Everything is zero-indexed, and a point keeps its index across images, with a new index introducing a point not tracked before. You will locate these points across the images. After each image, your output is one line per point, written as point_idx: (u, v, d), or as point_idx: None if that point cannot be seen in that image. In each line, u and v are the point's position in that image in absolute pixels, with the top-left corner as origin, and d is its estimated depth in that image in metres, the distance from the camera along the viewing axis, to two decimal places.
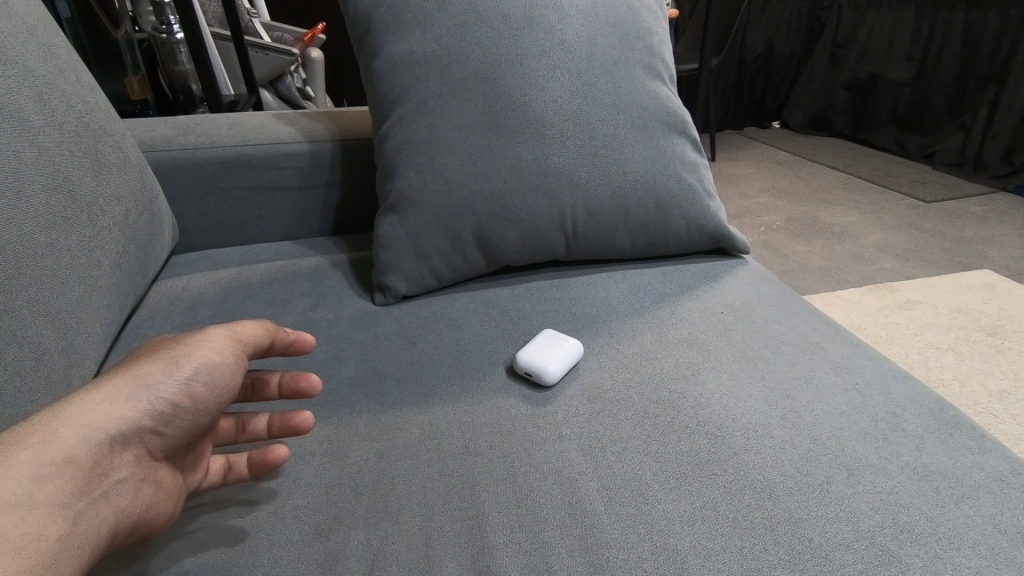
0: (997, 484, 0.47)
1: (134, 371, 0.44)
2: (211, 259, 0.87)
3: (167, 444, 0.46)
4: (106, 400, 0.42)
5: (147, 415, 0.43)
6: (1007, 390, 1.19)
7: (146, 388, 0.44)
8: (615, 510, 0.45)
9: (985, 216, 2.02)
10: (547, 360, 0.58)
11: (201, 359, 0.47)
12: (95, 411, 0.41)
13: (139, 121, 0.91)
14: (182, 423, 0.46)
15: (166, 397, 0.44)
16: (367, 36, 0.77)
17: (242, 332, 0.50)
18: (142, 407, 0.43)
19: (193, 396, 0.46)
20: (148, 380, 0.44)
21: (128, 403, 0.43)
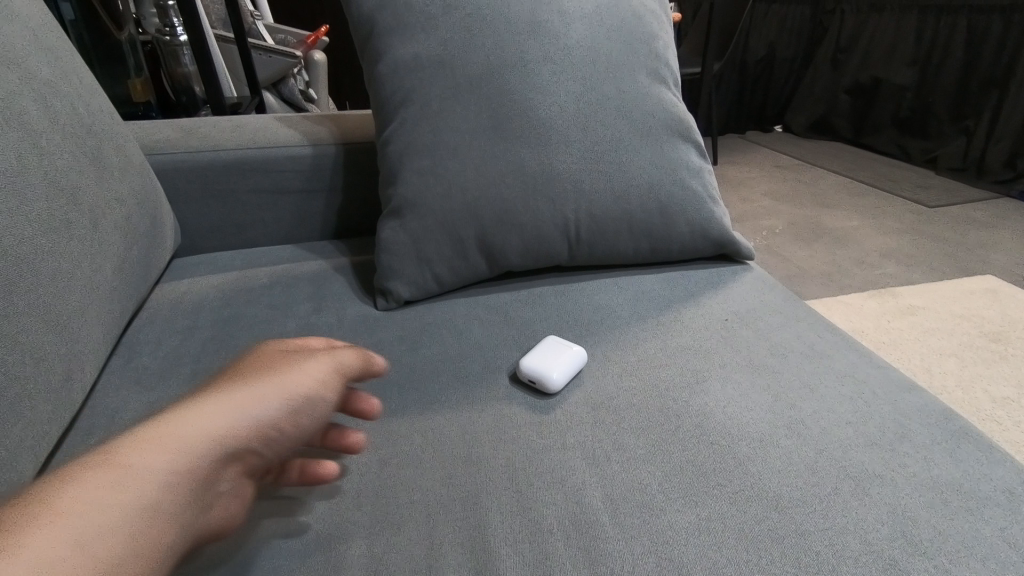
0: (1005, 497, 0.47)
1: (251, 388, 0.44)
2: (213, 262, 0.87)
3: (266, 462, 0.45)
4: (225, 417, 0.41)
5: (258, 435, 0.43)
6: (1010, 397, 1.19)
7: (266, 402, 0.43)
8: (619, 521, 0.45)
9: (987, 221, 2.02)
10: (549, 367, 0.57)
11: (314, 379, 0.46)
12: (219, 420, 0.41)
13: (141, 123, 0.91)
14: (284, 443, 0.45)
15: (280, 413, 0.44)
16: (371, 40, 0.77)
17: (349, 357, 0.50)
18: (256, 427, 0.43)
19: (302, 416, 0.46)
20: (267, 393, 0.44)
21: (244, 421, 0.42)
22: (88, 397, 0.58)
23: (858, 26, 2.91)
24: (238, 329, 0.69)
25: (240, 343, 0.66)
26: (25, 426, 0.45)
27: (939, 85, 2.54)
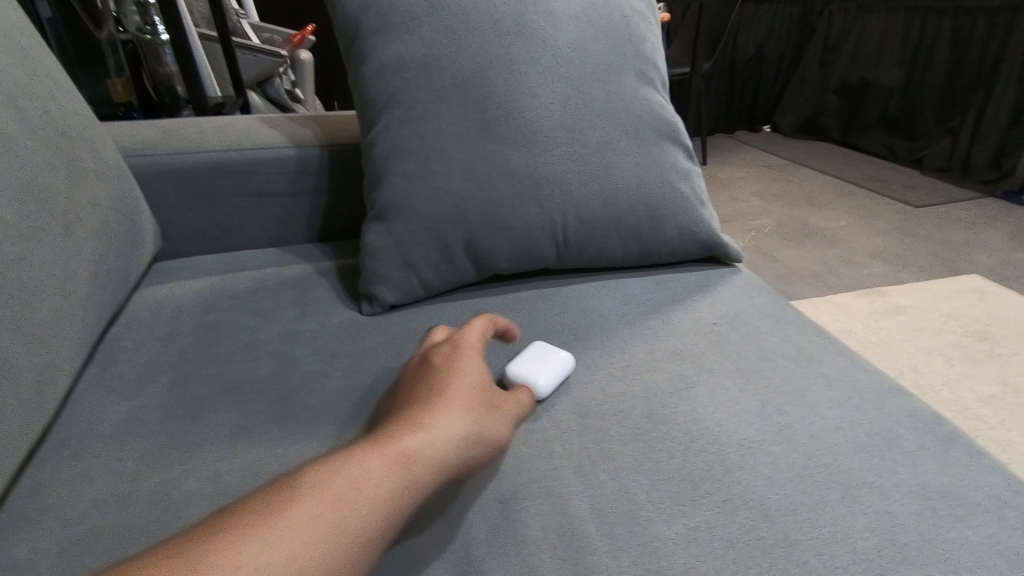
0: (994, 503, 0.46)
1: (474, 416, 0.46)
2: (194, 266, 0.85)
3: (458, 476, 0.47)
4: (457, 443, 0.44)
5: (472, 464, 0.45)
6: (997, 396, 1.19)
7: (488, 432, 0.46)
8: (606, 531, 0.44)
9: (972, 221, 2.04)
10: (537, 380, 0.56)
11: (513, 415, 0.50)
12: (458, 446, 0.44)
13: (121, 125, 0.89)
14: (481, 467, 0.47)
15: (495, 446, 0.47)
16: (355, 41, 0.76)
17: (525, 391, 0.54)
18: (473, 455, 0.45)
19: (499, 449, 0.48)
20: (487, 422, 0.46)
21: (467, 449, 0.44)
22: (63, 408, 0.57)
23: (846, 27, 2.93)
24: (220, 335, 0.67)
25: (222, 350, 0.65)
26: None
27: (926, 86, 2.56)
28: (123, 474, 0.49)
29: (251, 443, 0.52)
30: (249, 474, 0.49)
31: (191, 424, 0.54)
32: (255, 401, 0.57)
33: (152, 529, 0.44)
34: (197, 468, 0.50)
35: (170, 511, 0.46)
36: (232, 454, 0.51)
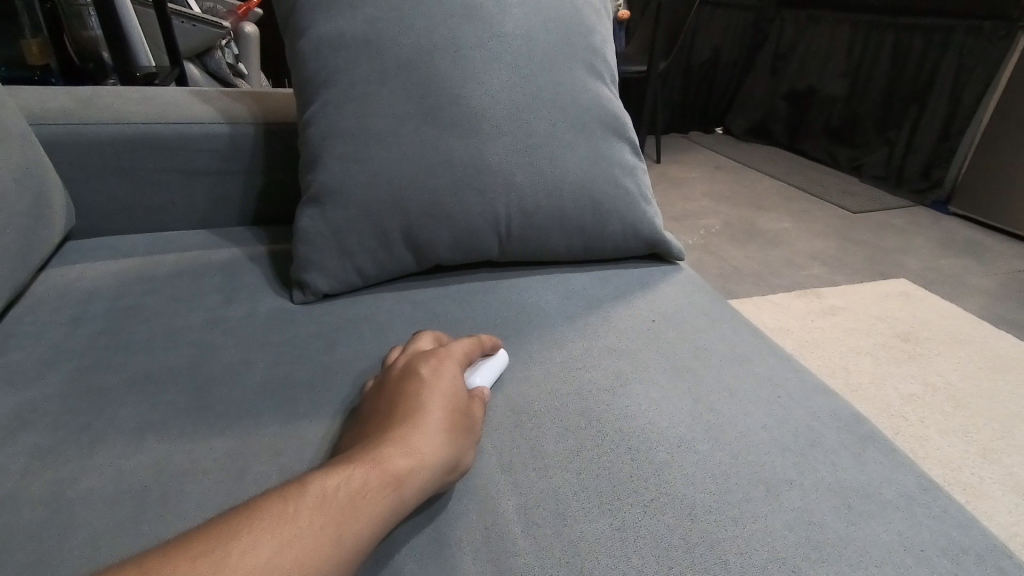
0: (905, 500, 0.48)
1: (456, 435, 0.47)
2: (112, 246, 0.79)
3: None
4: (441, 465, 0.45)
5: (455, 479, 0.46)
6: (917, 394, 1.26)
7: (470, 448, 0.47)
8: (531, 531, 0.43)
9: (903, 228, 2.14)
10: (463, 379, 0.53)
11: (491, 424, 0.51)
12: (443, 465, 0.45)
13: (31, 90, 0.82)
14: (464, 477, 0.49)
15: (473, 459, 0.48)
16: (293, 13, 0.72)
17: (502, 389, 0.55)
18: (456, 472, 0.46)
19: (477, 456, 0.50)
20: (468, 439, 0.48)
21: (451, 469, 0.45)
22: None
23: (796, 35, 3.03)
24: (135, 321, 0.63)
25: (135, 338, 0.60)
26: None
27: (866, 97, 2.68)
28: (11, 472, 0.45)
29: (160, 439, 0.49)
30: (155, 472, 0.46)
31: (94, 417, 0.50)
32: (168, 392, 0.54)
33: (39, 532, 0.41)
34: (97, 466, 0.46)
35: (61, 512, 0.42)
36: (138, 450, 0.47)
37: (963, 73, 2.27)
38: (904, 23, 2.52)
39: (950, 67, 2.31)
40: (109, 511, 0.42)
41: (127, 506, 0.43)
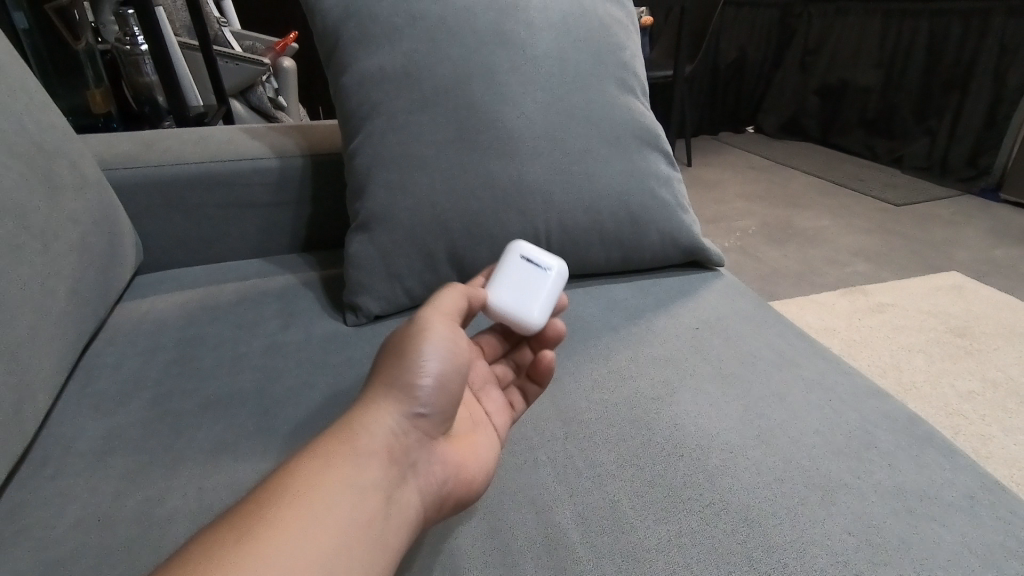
0: (968, 502, 0.48)
1: (388, 372, 0.46)
2: (177, 279, 0.85)
3: (438, 422, 0.47)
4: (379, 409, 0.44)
5: (410, 405, 0.45)
6: (976, 391, 1.22)
7: (410, 378, 0.45)
8: (591, 539, 0.44)
9: (951, 219, 2.07)
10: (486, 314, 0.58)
11: (440, 336, 0.48)
12: (385, 411, 0.44)
13: (100, 137, 0.88)
14: (441, 402, 0.47)
15: (432, 385, 0.46)
16: (336, 51, 0.76)
17: (456, 302, 0.52)
18: (404, 403, 0.45)
19: (454, 376, 0.48)
20: (409, 373, 0.46)
21: (391, 405, 0.45)
22: (43, 426, 0.56)
23: (825, 29, 2.98)
24: (204, 349, 0.67)
25: (205, 365, 0.64)
26: None
27: (903, 87, 2.61)
28: (106, 492, 0.49)
29: (236, 459, 0.52)
30: (235, 489, 0.49)
31: (174, 440, 0.54)
32: (239, 414, 0.57)
33: (136, 548, 0.44)
34: (181, 485, 0.49)
35: (152, 528, 0.46)
36: (217, 469, 0.51)
37: (1005, 56, 2.19)
38: (940, 9, 2.45)
39: (992, 50, 2.23)
40: (196, 527, 0.45)
41: (212, 522, 0.46)
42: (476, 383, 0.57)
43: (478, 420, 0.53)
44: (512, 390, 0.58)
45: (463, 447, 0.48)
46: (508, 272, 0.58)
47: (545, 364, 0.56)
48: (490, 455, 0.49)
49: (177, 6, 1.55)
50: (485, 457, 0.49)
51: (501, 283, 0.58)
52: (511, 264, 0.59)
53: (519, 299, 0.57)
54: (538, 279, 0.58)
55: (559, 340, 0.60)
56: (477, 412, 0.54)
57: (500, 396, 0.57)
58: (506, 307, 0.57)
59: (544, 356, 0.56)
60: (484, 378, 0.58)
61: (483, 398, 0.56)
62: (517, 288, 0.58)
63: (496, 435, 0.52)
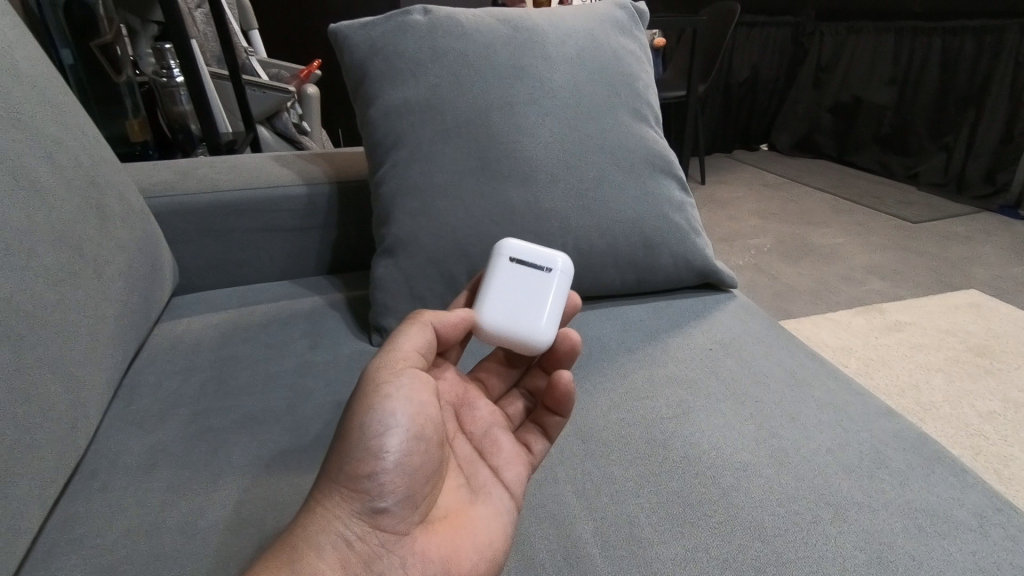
0: (978, 521, 0.49)
1: (336, 463, 0.45)
2: (210, 300, 0.89)
3: (402, 509, 0.45)
4: (329, 510, 0.43)
5: (361, 501, 0.43)
6: (997, 411, 1.21)
7: (359, 473, 0.44)
8: (609, 553, 0.47)
9: (970, 236, 2.06)
10: (487, 335, 0.58)
11: (388, 413, 0.45)
12: (335, 515, 0.43)
13: (140, 166, 0.93)
14: (401, 487, 0.45)
15: (385, 469, 0.44)
16: (363, 85, 0.80)
17: (411, 359, 0.49)
18: (355, 499, 0.43)
19: (414, 457, 0.46)
20: (358, 465, 0.44)
21: (341, 503, 0.43)
22: (92, 441, 0.60)
23: (837, 48, 3.00)
24: (238, 368, 0.71)
25: (239, 383, 0.68)
26: (33, 476, 0.47)
27: (918, 104, 2.62)
28: (152, 505, 0.52)
29: (271, 473, 0.55)
30: (271, 503, 0.52)
31: (213, 456, 0.57)
32: (274, 431, 0.60)
33: (181, 558, 0.47)
34: (222, 499, 0.52)
35: (196, 538, 0.48)
36: (254, 484, 0.54)
37: (1020, 73, 2.20)
38: (953, 27, 2.46)
39: (1007, 66, 2.24)
40: (235, 538, 0.48)
41: (250, 534, 0.49)
42: (479, 435, 0.56)
43: (476, 487, 0.51)
44: (530, 429, 0.57)
45: (446, 532, 0.46)
46: (504, 283, 0.58)
47: (563, 388, 0.54)
48: (482, 533, 0.47)
49: (208, 38, 1.62)
50: (476, 536, 0.46)
51: (499, 297, 0.58)
52: (507, 273, 0.58)
53: (524, 309, 0.57)
54: (540, 282, 0.58)
55: (577, 354, 0.59)
56: (475, 475, 0.52)
57: (510, 441, 0.56)
58: (513, 323, 0.57)
59: (561, 377, 0.54)
60: (491, 425, 0.57)
61: (490, 450, 0.54)
62: (519, 299, 0.57)
63: (507, 501, 0.50)
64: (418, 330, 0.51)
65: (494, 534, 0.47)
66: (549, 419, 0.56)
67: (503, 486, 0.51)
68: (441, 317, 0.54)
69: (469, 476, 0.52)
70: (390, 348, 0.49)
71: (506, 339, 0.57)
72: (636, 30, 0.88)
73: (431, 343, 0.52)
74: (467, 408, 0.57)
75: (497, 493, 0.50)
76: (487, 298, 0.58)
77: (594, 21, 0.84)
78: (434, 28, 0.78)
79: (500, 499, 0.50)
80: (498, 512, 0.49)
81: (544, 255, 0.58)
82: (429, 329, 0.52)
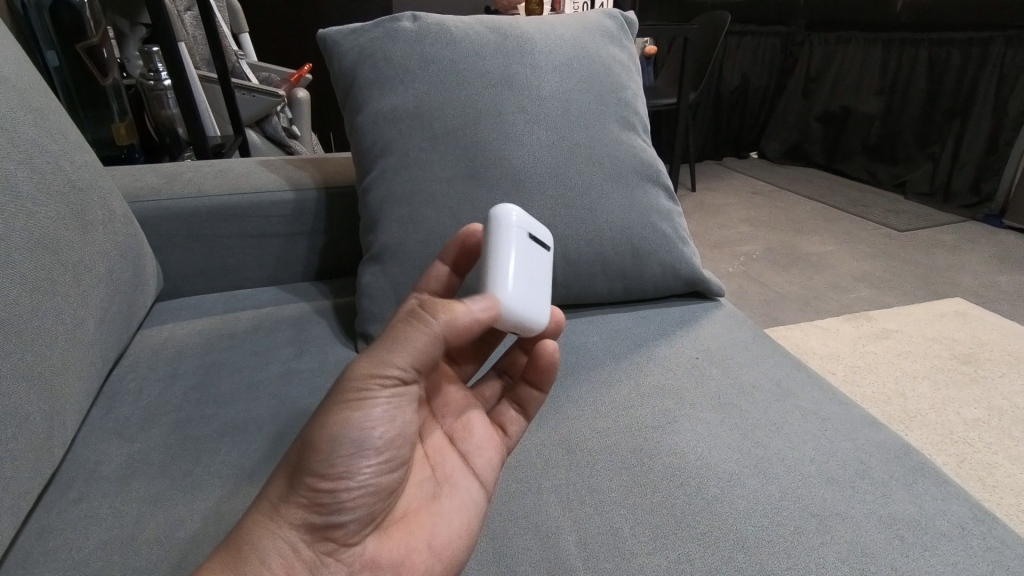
0: (959, 532, 0.49)
1: (294, 470, 0.42)
2: (195, 306, 0.88)
3: (357, 521, 0.43)
4: (279, 516, 0.41)
5: (315, 515, 0.42)
6: (982, 419, 1.22)
7: (316, 486, 0.41)
8: (592, 565, 0.46)
9: (956, 244, 2.09)
10: (510, 319, 0.49)
11: (360, 434, 0.43)
12: (286, 523, 0.41)
13: (124, 170, 0.92)
14: (361, 500, 0.43)
15: (345, 484, 0.42)
16: (352, 91, 0.80)
17: (405, 376, 0.44)
18: (309, 511, 0.41)
19: (378, 475, 0.44)
20: (317, 478, 0.41)
21: (292, 511, 0.41)
22: (69, 450, 0.59)
23: (826, 58, 3.03)
24: (221, 376, 0.70)
25: (222, 391, 0.67)
26: (5, 487, 0.46)
27: (905, 114, 2.65)
28: (129, 516, 0.51)
29: (252, 483, 0.54)
30: None
31: (194, 465, 0.56)
32: (256, 440, 0.60)
33: (158, 570, 0.46)
34: (200, 509, 0.52)
35: (173, 550, 0.48)
36: (234, 494, 0.53)
37: (1005, 84, 2.23)
38: (939, 39, 2.49)
39: (992, 78, 2.27)
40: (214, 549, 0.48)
41: None
42: (451, 420, 0.55)
43: (442, 478, 0.50)
44: (505, 408, 0.58)
45: (402, 536, 0.46)
46: (519, 256, 0.52)
47: (548, 357, 0.56)
48: (441, 534, 0.46)
49: (198, 41, 1.61)
50: (434, 538, 0.46)
51: (519, 273, 0.51)
52: (517, 245, 0.52)
53: (535, 287, 0.53)
54: (539, 259, 0.56)
55: (561, 328, 0.60)
56: (442, 465, 0.51)
57: (483, 427, 0.55)
58: (533, 303, 0.51)
59: (546, 346, 0.56)
60: (463, 409, 0.56)
61: (462, 436, 0.54)
62: (532, 276, 0.53)
63: (474, 491, 0.50)
64: (426, 341, 0.43)
65: (454, 533, 0.47)
66: (526, 394, 0.57)
67: (470, 475, 0.51)
68: (459, 319, 0.44)
69: (435, 466, 0.51)
70: (383, 354, 0.43)
71: (525, 323, 0.51)
72: (624, 40, 0.88)
73: (435, 354, 0.44)
74: (439, 392, 0.56)
75: (463, 486, 0.50)
76: (506, 274, 0.50)
77: (583, 30, 0.84)
78: (424, 36, 0.78)
79: (466, 490, 0.49)
80: (464, 505, 0.48)
81: (536, 231, 0.57)
82: (439, 339, 0.43)
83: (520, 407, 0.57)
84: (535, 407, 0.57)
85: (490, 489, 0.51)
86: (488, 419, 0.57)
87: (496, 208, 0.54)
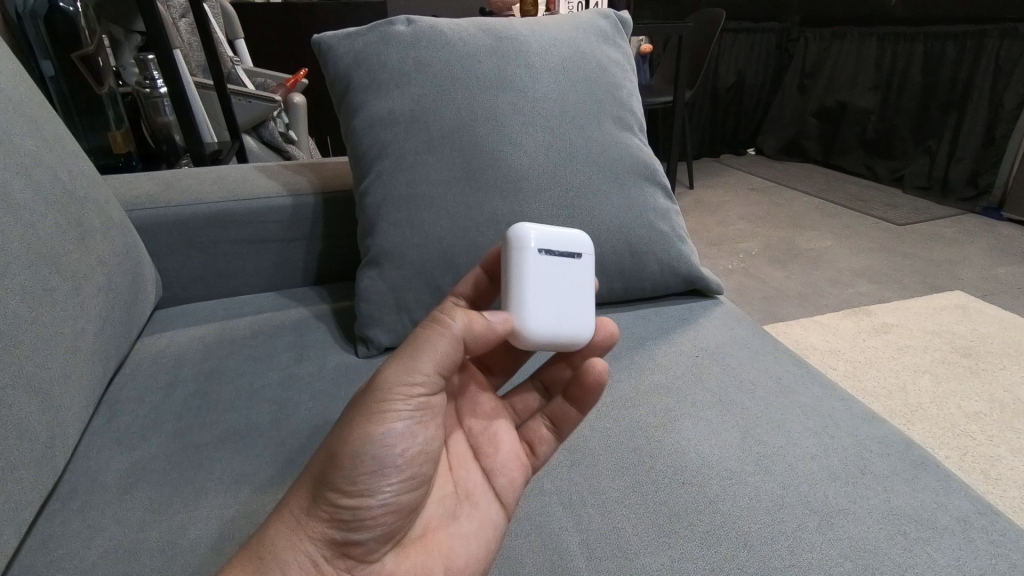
0: (961, 527, 0.49)
1: (316, 479, 0.42)
2: (194, 313, 0.88)
3: (377, 537, 0.43)
4: (298, 527, 0.41)
5: (335, 532, 0.42)
6: (983, 412, 1.22)
7: (338, 503, 0.41)
8: (595, 564, 0.46)
9: (955, 237, 2.09)
10: (532, 341, 0.52)
11: (381, 452, 0.42)
12: (305, 537, 0.41)
13: (121, 178, 0.92)
14: (383, 518, 0.43)
15: (368, 502, 0.42)
16: (348, 95, 0.80)
17: (428, 381, 0.44)
18: (329, 528, 0.42)
19: (400, 494, 0.44)
20: (339, 494, 0.41)
21: (312, 525, 0.41)
22: (71, 459, 0.59)
23: (821, 53, 3.04)
24: (221, 382, 0.70)
25: (223, 398, 0.67)
26: (9, 498, 0.46)
27: (901, 108, 2.65)
28: (130, 524, 0.51)
29: (254, 491, 0.54)
30: (252, 519, 0.51)
31: (194, 473, 0.56)
32: (258, 447, 0.60)
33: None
34: (202, 515, 0.52)
35: (175, 558, 0.48)
36: (237, 500, 0.53)
37: (1001, 76, 2.23)
38: (934, 32, 2.49)
39: (987, 71, 2.27)
40: (218, 557, 0.48)
41: (231, 551, 0.48)
42: (478, 431, 0.54)
43: (464, 495, 0.50)
44: (538, 422, 0.55)
45: (420, 555, 0.45)
46: (540, 279, 0.51)
47: (596, 376, 0.53)
48: (458, 557, 0.46)
49: (193, 48, 1.61)
50: (452, 559, 0.45)
51: (539, 293, 0.51)
52: (538, 268, 0.51)
53: (567, 296, 0.53)
54: (569, 270, 0.54)
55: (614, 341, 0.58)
56: (465, 480, 0.51)
57: (509, 441, 0.54)
58: (557, 324, 0.52)
59: (594, 366, 0.54)
60: (490, 419, 0.55)
61: (487, 450, 0.53)
62: (557, 294, 0.52)
63: (494, 512, 0.49)
64: (448, 348, 0.44)
65: (471, 555, 0.46)
66: (562, 413, 0.55)
67: (492, 494, 0.50)
68: (475, 325, 0.45)
69: (458, 481, 0.50)
70: (406, 363, 0.43)
71: (551, 342, 0.52)
72: (619, 40, 0.88)
73: (456, 358, 0.45)
74: (469, 399, 0.55)
75: (484, 503, 0.49)
76: (526, 297, 0.51)
77: (577, 30, 0.84)
78: (417, 39, 0.78)
79: (487, 509, 0.49)
80: (485, 526, 0.48)
81: (566, 239, 0.54)
82: (458, 343, 0.45)
83: (553, 425, 0.55)
84: (568, 427, 0.54)
85: (511, 509, 0.50)
86: (517, 433, 0.55)
87: (514, 230, 0.51)
